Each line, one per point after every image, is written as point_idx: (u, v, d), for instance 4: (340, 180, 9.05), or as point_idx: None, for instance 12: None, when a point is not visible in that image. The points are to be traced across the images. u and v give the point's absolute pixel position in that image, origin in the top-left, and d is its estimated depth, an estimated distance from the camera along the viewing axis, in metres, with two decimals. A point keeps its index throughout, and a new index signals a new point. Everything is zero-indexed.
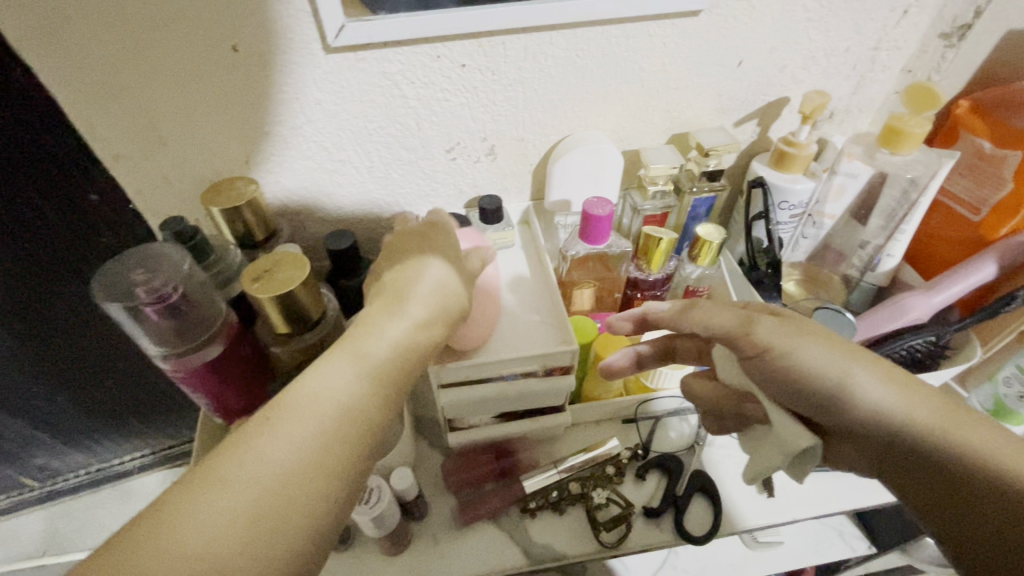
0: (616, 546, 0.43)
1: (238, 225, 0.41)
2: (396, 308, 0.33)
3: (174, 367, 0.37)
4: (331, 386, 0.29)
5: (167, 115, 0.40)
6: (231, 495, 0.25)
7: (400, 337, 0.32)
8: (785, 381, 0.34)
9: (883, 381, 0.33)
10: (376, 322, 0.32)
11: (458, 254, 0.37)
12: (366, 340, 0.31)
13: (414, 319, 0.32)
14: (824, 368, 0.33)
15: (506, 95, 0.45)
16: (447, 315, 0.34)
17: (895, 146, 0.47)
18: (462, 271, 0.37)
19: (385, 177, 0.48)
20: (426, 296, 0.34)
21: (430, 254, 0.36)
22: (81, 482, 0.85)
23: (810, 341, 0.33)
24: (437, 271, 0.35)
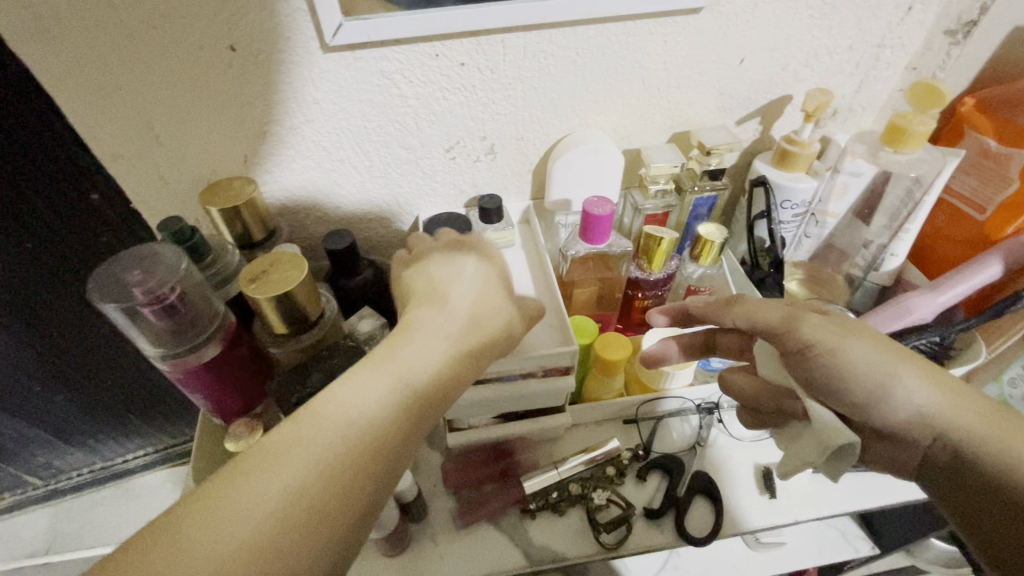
0: (617, 547, 0.43)
1: (237, 225, 0.41)
2: (437, 327, 0.32)
3: (172, 367, 0.37)
4: (357, 402, 0.28)
5: (165, 115, 0.40)
6: (249, 521, 0.23)
7: (441, 359, 0.31)
8: (825, 377, 0.34)
9: (929, 384, 0.33)
10: (416, 339, 0.32)
11: (499, 272, 0.37)
12: (409, 357, 0.30)
13: (456, 338, 0.32)
14: (869, 369, 0.33)
15: (506, 94, 0.45)
16: (487, 337, 0.34)
17: (898, 145, 0.47)
18: (501, 291, 0.37)
19: (385, 176, 0.48)
20: (467, 316, 0.34)
21: (473, 270, 0.37)
22: (84, 480, 0.85)
23: (857, 340, 0.34)
24: (479, 289, 0.35)
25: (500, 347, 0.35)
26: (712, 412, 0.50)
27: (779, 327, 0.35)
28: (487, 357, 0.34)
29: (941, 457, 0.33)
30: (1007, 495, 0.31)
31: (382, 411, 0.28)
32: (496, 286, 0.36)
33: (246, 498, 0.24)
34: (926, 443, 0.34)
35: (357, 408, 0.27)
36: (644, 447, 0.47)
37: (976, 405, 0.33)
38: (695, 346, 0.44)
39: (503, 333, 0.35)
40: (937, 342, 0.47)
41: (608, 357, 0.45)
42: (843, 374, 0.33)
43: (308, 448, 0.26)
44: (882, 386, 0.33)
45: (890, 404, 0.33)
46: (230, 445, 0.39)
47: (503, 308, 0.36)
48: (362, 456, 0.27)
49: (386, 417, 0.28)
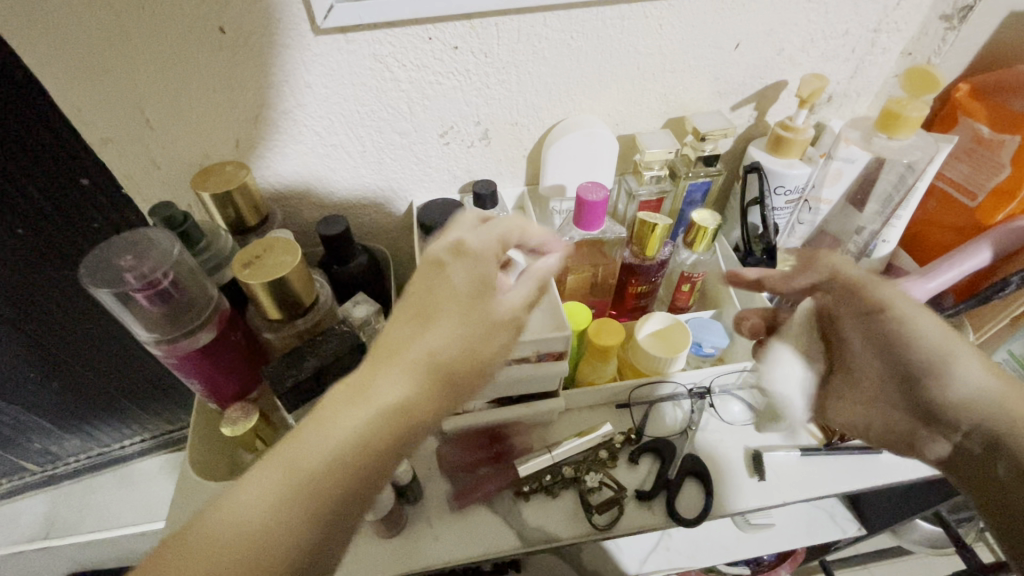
0: (609, 528, 0.44)
1: (229, 211, 0.41)
2: (389, 373, 0.30)
3: (166, 352, 0.37)
4: (289, 474, 0.27)
5: (154, 98, 0.39)
6: None
7: (358, 434, 0.28)
8: (887, 339, 0.40)
9: (984, 369, 0.37)
10: (336, 407, 0.29)
11: (483, 297, 0.34)
12: (356, 406, 0.29)
13: (384, 402, 0.29)
14: (926, 337, 0.38)
15: (499, 78, 0.44)
16: (430, 399, 0.30)
17: (891, 131, 0.46)
18: (473, 334, 0.32)
19: (378, 161, 0.48)
20: (430, 357, 0.31)
21: (450, 292, 0.33)
22: (82, 466, 0.86)
23: (929, 316, 0.38)
24: (431, 339, 0.31)
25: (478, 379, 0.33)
26: (704, 397, 0.50)
27: (858, 285, 0.41)
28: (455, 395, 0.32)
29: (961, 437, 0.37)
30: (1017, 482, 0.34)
31: (318, 483, 0.27)
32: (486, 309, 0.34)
33: None
34: (962, 428, 0.37)
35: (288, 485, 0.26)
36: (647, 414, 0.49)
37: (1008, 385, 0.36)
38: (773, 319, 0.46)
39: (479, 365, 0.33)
40: None
41: (602, 342, 0.46)
42: (905, 336, 0.39)
43: (239, 535, 0.25)
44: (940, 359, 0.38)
45: (947, 378, 0.37)
46: (226, 431, 0.39)
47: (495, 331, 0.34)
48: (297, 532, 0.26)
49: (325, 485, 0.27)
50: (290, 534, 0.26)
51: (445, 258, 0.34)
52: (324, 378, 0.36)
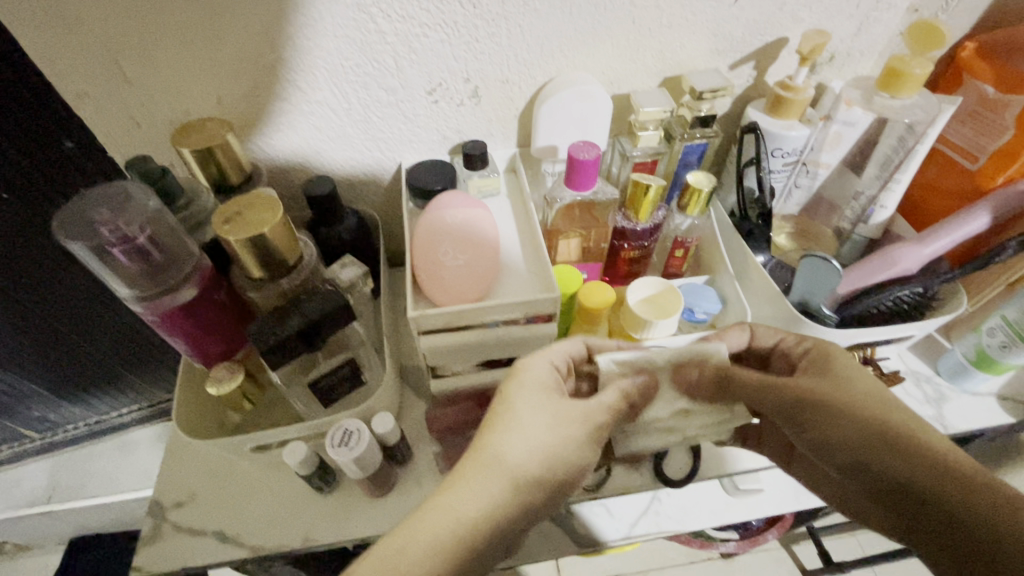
0: (595, 488, 0.44)
1: (212, 168, 0.40)
2: (473, 491, 0.30)
3: (146, 310, 0.35)
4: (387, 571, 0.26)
5: (127, 48, 0.38)
6: None
7: (463, 517, 0.29)
8: (834, 431, 0.33)
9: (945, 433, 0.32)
10: (443, 495, 0.30)
11: (556, 401, 0.35)
12: (432, 527, 0.28)
13: (489, 491, 0.30)
14: (868, 413, 0.33)
15: (489, 32, 0.42)
16: (525, 496, 0.31)
17: (893, 90, 0.45)
18: (561, 430, 0.34)
19: (365, 120, 0.46)
20: (516, 473, 0.31)
21: (531, 405, 0.34)
22: (81, 434, 0.86)
23: (858, 392, 0.35)
24: (526, 431, 0.33)
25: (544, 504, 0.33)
26: None
27: (783, 385, 0.36)
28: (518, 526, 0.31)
29: (936, 523, 0.29)
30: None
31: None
32: (570, 431, 0.34)
33: None
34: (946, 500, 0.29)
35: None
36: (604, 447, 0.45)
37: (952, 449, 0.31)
38: (757, 348, 0.44)
39: (552, 487, 0.32)
40: (920, 295, 0.47)
41: (591, 305, 0.45)
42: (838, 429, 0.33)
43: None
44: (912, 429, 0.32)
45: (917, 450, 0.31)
46: (212, 391, 0.38)
47: (580, 452, 0.34)
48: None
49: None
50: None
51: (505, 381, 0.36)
52: (311, 335, 0.36)
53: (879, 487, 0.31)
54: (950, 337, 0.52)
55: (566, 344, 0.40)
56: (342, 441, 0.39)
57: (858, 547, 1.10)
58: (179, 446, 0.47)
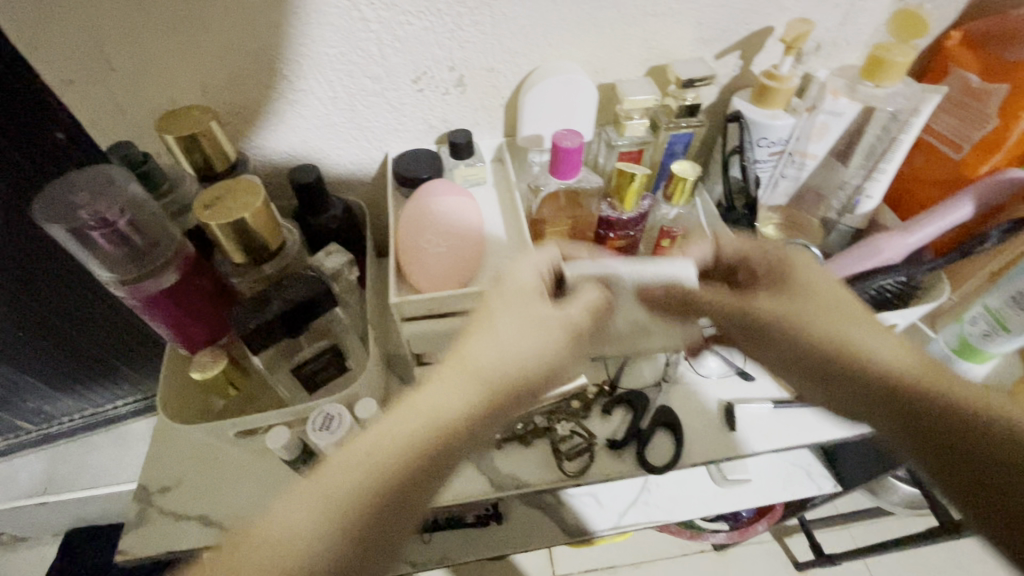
0: (578, 475, 0.44)
1: (196, 155, 0.40)
2: (443, 394, 0.34)
3: (128, 294, 0.35)
4: (399, 447, 0.33)
5: (110, 35, 0.38)
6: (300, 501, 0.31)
7: (446, 409, 0.34)
8: (787, 336, 0.40)
9: (890, 345, 0.38)
10: (429, 387, 0.35)
11: (533, 309, 0.37)
12: (405, 423, 0.33)
13: (466, 387, 0.35)
14: (819, 331, 0.39)
15: (473, 20, 0.43)
16: (499, 389, 0.35)
17: (877, 78, 0.45)
18: (536, 333, 0.36)
19: (350, 109, 0.47)
20: (485, 378, 0.35)
21: (508, 315, 0.36)
22: (76, 426, 0.87)
23: (810, 306, 0.39)
24: (499, 337, 0.36)
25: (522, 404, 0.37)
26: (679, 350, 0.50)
27: (737, 302, 0.42)
28: (496, 415, 0.36)
29: (889, 420, 0.36)
30: (958, 448, 0.34)
31: (329, 525, 0.30)
32: (544, 339, 0.37)
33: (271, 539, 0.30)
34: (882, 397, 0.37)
35: (302, 523, 0.30)
36: (579, 411, 0.47)
37: (911, 358, 0.38)
38: (725, 259, 0.44)
39: (523, 389, 0.36)
40: (903, 283, 0.47)
41: None
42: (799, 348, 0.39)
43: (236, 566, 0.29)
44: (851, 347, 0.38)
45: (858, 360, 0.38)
46: (195, 375, 0.39)
47: (553, 351, 0.37)
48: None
49: (342, 526, 0.31)
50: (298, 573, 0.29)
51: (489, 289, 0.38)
52: (294, 319, 0.36)
53: (842, 387, 0.38)
54: (935, 326, 0.52)
55: (536, 255, 0.39)
56: (325, 425, 0.39)
57: (851, 540, 1.10)
58: (168, 434, 0.48)
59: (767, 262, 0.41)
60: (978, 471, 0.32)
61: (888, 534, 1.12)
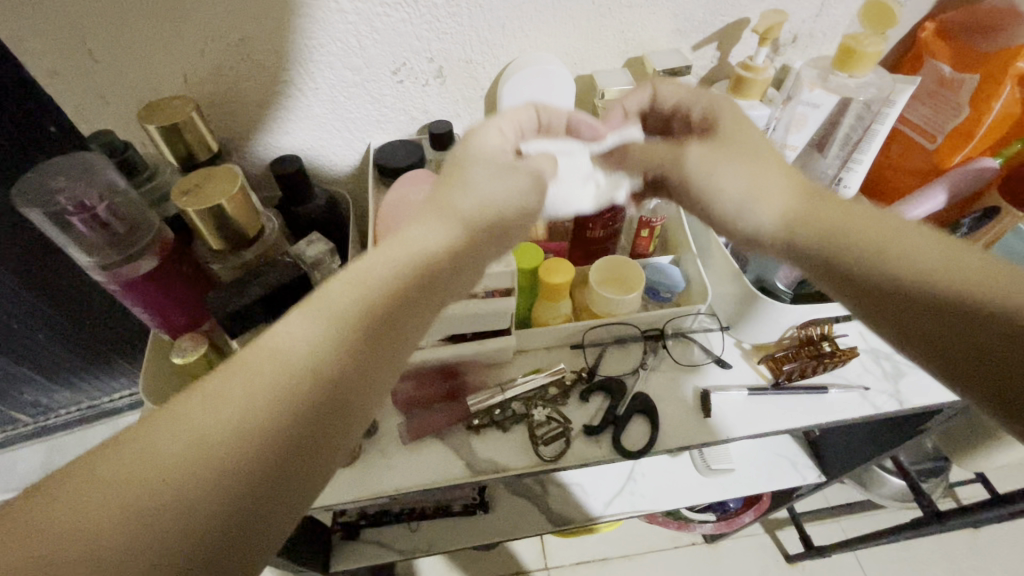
0: (553, 460, 0.45)
1: (178, 145, 0.41)
2: (427, 228, 0.33)
3: (107, 279, 0.36)
4: (326, 327, 0.28)
5: (92, 27, 0.38)
6: (218, 399, 0.25)
7: (427, 248, 0.32)
8: (699, 179, 0.37)
9: (783, 188, 0.35)
10: (406, 230, 0.33)
11: (504, 158, 0.37)
12: (377, 263, 0.30)
13: (450, 225, 0.33)
14: (727, 187, 0.36)
15: (449, 12, 0.43)
16: (487, 224, 0.35)
17: (849, 68, 0.46)
18: (515, 175, 0.36)
19: (332, 100, 0.47)
20: (465, 213, 0.34)
21: (478, 164, 0.36)
22: (74, 417, 0.88)
23: (729, 163, 0.36)
24: (475, 186, 0.35)
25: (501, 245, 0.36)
26: (657, 339, 0.52)
27: (665, 160, 0.38)
28: (482, 253, 0.35)
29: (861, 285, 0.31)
30: (966, 332, 0.28)
31: (341, 349, 0.27)
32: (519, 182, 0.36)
33: (173, 437, 0.23)
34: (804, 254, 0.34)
35: (313, 340, 0.27)
36: (555, 397, 0.48)
37: (803, 186, 0.36)
38: (658, 109, 0.43)
39: (508, 224, 0.36)
40: None
41: (553, 281, 0.46)
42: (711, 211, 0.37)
43: (246, 395, 0.25)
44: (733, 208, 0.36)
45: (752, 205, 0.35)
46: (177, 359, 0.39)
47: (531, 196, 0.37)
48: (329, 401, 0.26)
49: (359, 350, 0.28)
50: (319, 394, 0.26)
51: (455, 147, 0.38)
52: (272, 303, 0.37)
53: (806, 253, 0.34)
54: None
55: (515, 116, 0.40)
56: None
57: (840, 532, 1.11)
58: None
59: (699, 114, 0.40)
60: (997, 359, 0.27)
61: (877, 525, 1.12)
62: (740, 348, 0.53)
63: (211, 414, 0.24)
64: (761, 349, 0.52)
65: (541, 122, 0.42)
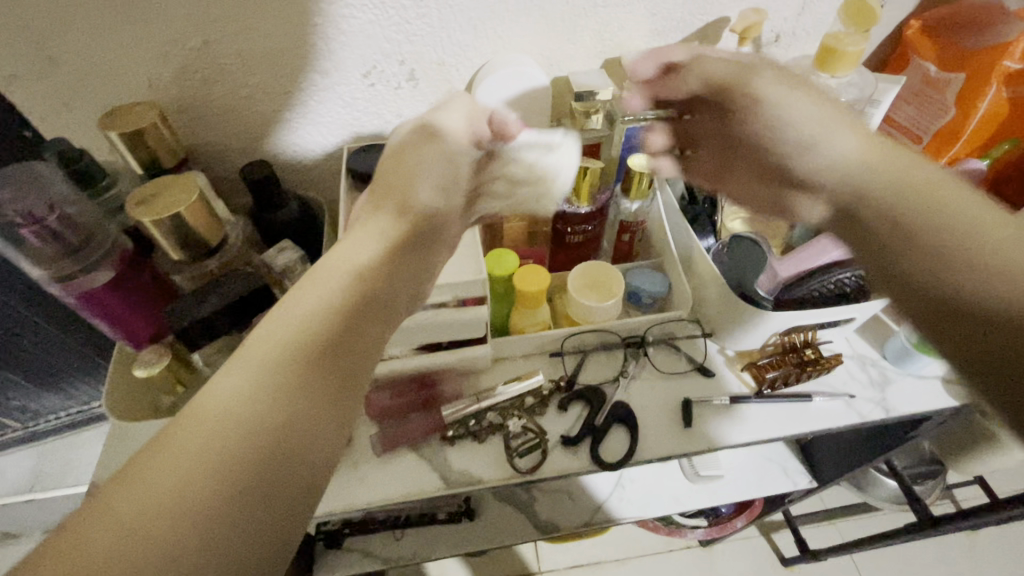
0: (529, 472, 0.44)
1: (142, 152, 0.40)
2: (353, 243, 0.33)
3: (63, 291, 0.35)
4: (264, 361, 0.26)
5: (49, 30, 0.37)
6: (164, 460, 0.23)
7: (360, 261, 0.32)
8: (771, 127, 0.40)
9: (852, 135, 0.38)
10: (345, 242, 0.33)
11: (429, 154, 0.37)
12: (319, 280, 0.30)
13: (386, 229, 0.34)
14: (801, 121, 0.39)
15: (419, 13, 0.42)
16: (421, 224, 0.36)
17: (830, 68, 0.44)
18: (447, 170, 0.38)
19: (303, 104, 0.46)
20: (391, 217, 0.35)
21: (410, 168, 0.37)
22: (62, 424, 0.85)
23: (807, 103, 0.39)
24: (410, 188, 0.36)
25: (430, 246, 0.36)
26: (638, 346, 0.50)
27: (735, 77, 0.40)
28: (422, 252, 0.36)
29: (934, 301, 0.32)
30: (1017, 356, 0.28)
31: (283, 397, 0.26)
32: (443, 149, 0.38)
33: (122, 510, 0.21)
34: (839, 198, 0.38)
35: (250, 395, 0.25)
36: (531, 407, 0.47)
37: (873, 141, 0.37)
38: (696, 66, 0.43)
39: (439, 224, 0.37)
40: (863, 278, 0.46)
41: (526, 289, 0.45)
42: (773, 143, 0.41)
43: (183, 470, 0.23)
44: (795, 145, 0.40)
45: (819, 148, 0.39)
46: (139, 373, 0.39)
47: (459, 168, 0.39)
48: (283, 452, 0.25)
49: (303, 394, 0.26)
50: (267, 451, 0.25)
51: (384, 157, 0.38)
52: (234, 314, 0.37)
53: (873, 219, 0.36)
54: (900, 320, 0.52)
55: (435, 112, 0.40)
56: None
57: (836, 533, 1.10)
58: None
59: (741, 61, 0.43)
60: None
61: (875, 527, 1.11)
62: (723, 354, 0.51)
63: (155, 480, 0.22)
64: (744, 356, 0.51)
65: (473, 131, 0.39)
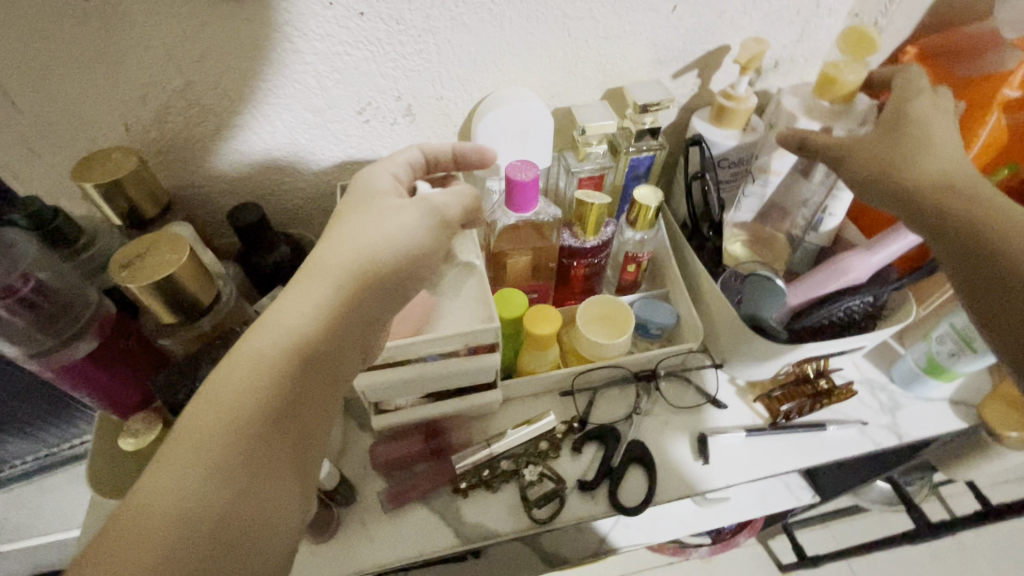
0: (548, 521, 0.42)
1: (120, 203, 0.37)
2: (301, 298, 0.30)
3: (42, 367, 0.33)
4: (210, 433, 0.26)
5: (14, 75, 0.34)
6: (115, 551, 0.22)
7: (301, 323, 0.29)
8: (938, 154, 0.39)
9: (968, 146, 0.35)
10: (296, 288, 0.30)
11: (384, 197, 0.35)
12: (265, 338, 0.28)
13: (334, 272, 0.31)
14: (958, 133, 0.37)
15: (416, 48, 0.40)
16: (382, 267, 0.32)
17: (830, 95, 0.44)
18: (410, 206, 0.33)
19: (293, 142, 0.44)
20: (343, 269, 0.31)
21: (360, 212, 0.34)
22: (30, 468, 0.77)
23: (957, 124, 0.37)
24: (367, 227, 0.32)
25: (391, 293, 0.32)
26: (649, 380, 0.49)
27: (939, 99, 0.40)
28: (383, 297, 0.32)
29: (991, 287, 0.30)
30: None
31: (226, 485, 0.25)
32: (420, 216, 0.33)
33: None
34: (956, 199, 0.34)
35: (184, 488, 0.24)
36: (546, 452, 0.45)
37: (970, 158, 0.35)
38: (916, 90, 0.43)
39: (406, 266, 0.33)
40: (870, 304, 0.45)
41: (535, 330, 0.43)
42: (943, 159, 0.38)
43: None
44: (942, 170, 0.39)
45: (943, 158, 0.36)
46: (128, 445, 0.36)
47: (422, 225, 0.33)
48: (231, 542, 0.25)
49: (251, 475, 0.26)
50: (218, 544, 0.24)
51: (341, 201, 0.35)
52: None
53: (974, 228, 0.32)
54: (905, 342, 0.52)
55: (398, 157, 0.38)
56: None
57: (833, 538, 1.11)
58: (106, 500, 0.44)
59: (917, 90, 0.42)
60: None
61: (872, 530, 1.12)
62: (734, 385, 0.51)
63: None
64: (755, 387, 0.50)
65: (431, 161, 0.40)
